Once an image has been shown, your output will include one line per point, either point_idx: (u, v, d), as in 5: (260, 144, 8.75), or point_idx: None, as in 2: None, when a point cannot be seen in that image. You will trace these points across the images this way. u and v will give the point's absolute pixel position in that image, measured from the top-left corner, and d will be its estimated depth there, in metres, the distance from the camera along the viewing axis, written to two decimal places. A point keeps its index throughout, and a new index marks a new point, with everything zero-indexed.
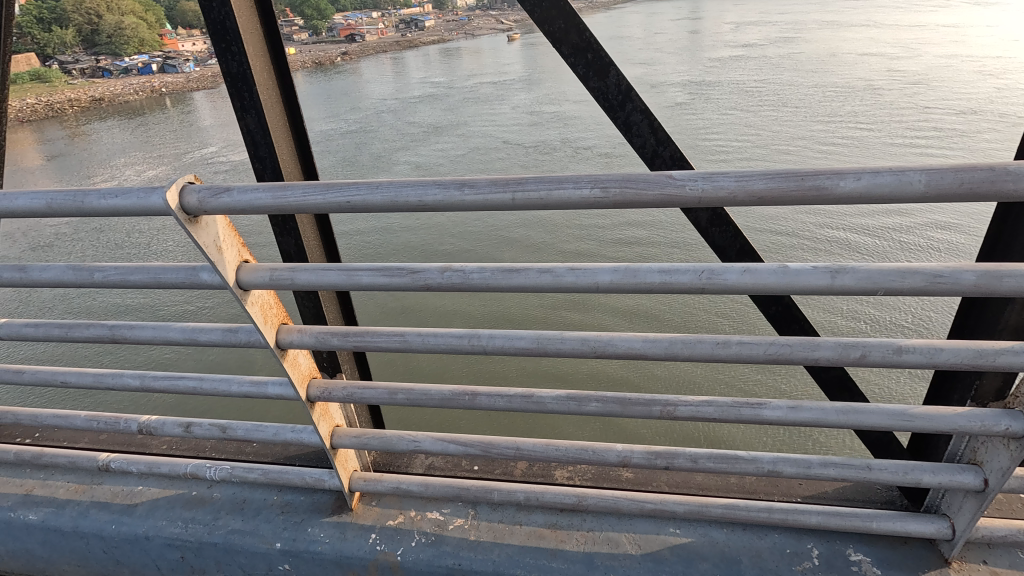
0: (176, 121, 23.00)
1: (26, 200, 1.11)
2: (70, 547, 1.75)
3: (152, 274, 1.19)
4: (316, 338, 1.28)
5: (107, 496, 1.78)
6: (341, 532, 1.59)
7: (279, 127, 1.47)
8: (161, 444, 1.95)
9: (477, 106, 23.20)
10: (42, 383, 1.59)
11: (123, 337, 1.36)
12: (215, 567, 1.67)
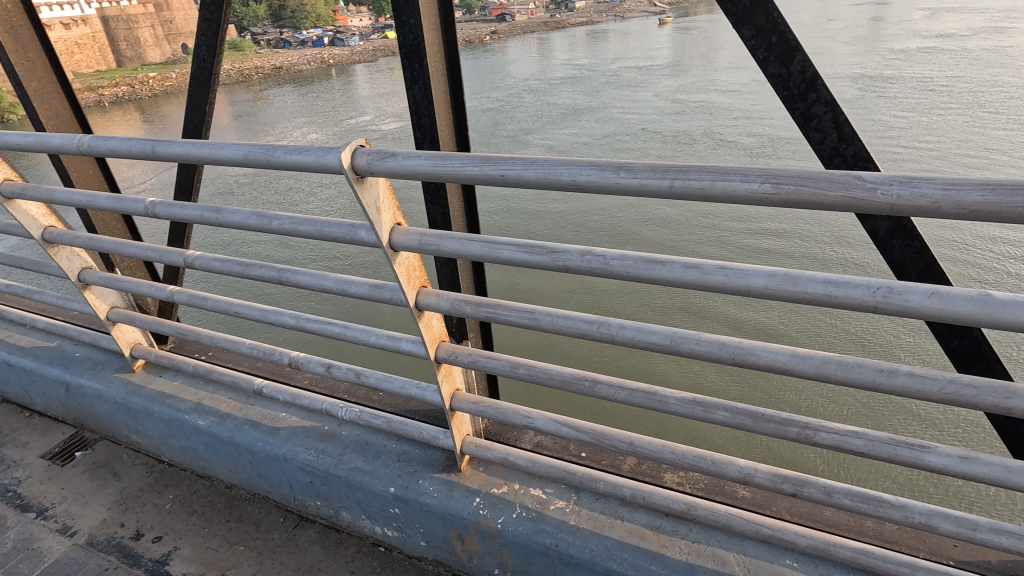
0: (339, 90, 25.19)
1: (229, 151, 1.28)
2: (226, 453, 2.03)
3: (318, 227, 1.31)
4: (451, 303, 1.34)
5: (258, 415, 2.04)
6: (448, 490, 1.68)
7: (441, 99, 1.54)
8: (303, 379, 2.19)
9: (618, 90, 22.68)
10: (219, 310, 1.84)
11: (288, 280, 1.53)
12: (337, 496, 1.86)
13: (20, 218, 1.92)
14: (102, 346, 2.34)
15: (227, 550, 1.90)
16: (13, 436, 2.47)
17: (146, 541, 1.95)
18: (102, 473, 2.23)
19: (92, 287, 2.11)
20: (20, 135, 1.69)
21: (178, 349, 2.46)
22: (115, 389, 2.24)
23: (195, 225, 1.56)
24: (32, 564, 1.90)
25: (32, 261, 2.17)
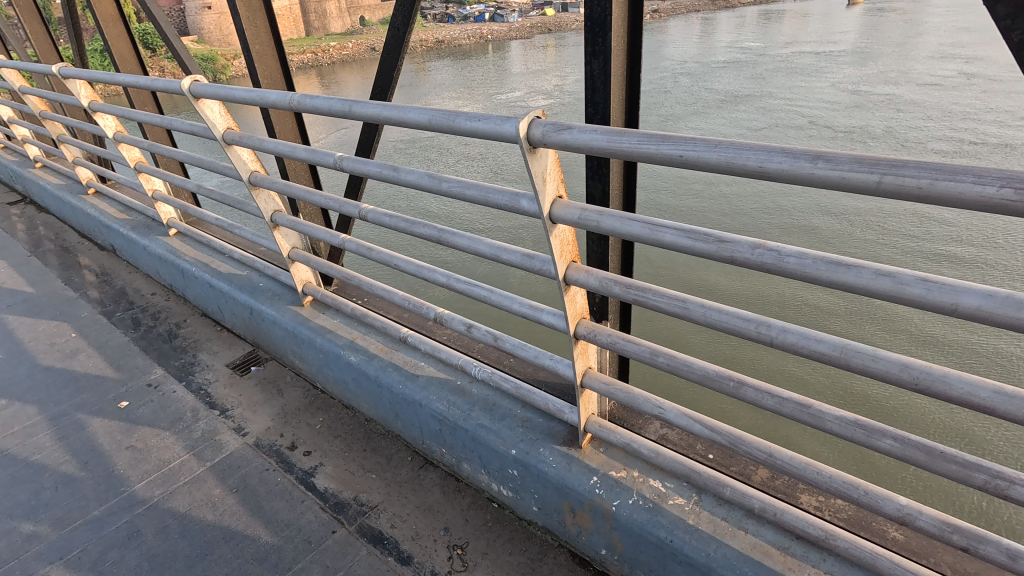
0: (494, 65, 25.94)
1: (414, 115, 1.39)
2: (370, 390, 2.25)
3: (483, 193, 1.38)
4: (599, 281, 1.34)
5: (400, 360, 2.22)
6: (567, 463, 1.71)
7: (618, 75, 1.53)
8: (443, 334, 2.34)
9: (787, 77, 20.77)
10: (381, 261, 2.02)
11: (447, 240, 1.63)
12: (461, 448, 1.98)
13: (234, 162, 2.25)
14: (281, 280, 2.69)
15: (362, 475, 2.13)
16: (207, 345, 2.95)
17: (299, 453, 2.24)
18: (270, 389, 2.59)
19: (280, 227, 2.42)
20: (244, 90, 1.97)
21: (339, 291, 2.76)
22: (287, 318, 2.57)
23: (373, 180, 1.72)
24: (213, 452, 2.28)
25: (237, 199, 2.55)
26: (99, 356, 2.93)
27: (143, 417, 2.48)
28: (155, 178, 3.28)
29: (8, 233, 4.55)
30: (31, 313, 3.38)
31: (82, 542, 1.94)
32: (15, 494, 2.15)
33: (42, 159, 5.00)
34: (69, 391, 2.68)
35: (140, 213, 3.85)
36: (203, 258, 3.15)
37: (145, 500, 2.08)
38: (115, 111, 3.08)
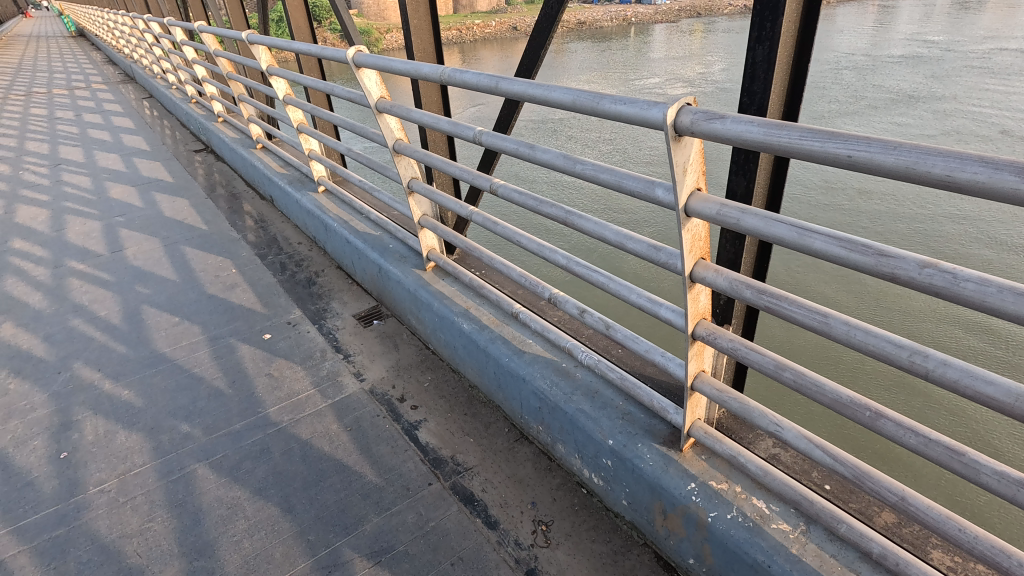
0: (634, 48, 25.16)
1: (560, 94, 1.41)
2: (478, 358, 2.34)
3: (618, 178, 1.36)
4: (729, 283, 1.27)
5: (510, 334, 2.28)
6: (665, 464, 1.66)
7: (783, 63, 1.42)
8: (553, 315, 2.37)
9: (977, 78, 17.94)
10: (504, 236, 2.07)
11: (574, 223, 1.64)
12: (558, 429, 2.00)
13: (382, 129, 2.41)
14: (410, 243, 2.87)
15: (461, 437, 2.23)
16: (339, 295, 3.24)
17: (407, 406, 2.40)
18: (388, 343, 2.80)
19: (415, 194, 2.57)
20: (401, 62, 2.09)
21: (460, 260, 2.88)
22: (410, 279, 2.73)
23: (509, 156, 1.76)
24: (334, 391, 2.51)
25: (381, 163, 2.73)
26: (252, 291, 3.33)
27: (281, 351, 2.79)
28: (313, 139, 3.62)
29: (192, 177, 5.28)
30: (203, 247, 3.91)
31: (224, 448, 2.24)
32: (178, 398, 2.52)
33: (224, 115, 5.72)
34: (226, 318, 3.08)
35: (296, 170, 4.28)
36: (344, 215, 3.45)
37: (276, 422, 2.35)
38: (287, 76, 3.43)
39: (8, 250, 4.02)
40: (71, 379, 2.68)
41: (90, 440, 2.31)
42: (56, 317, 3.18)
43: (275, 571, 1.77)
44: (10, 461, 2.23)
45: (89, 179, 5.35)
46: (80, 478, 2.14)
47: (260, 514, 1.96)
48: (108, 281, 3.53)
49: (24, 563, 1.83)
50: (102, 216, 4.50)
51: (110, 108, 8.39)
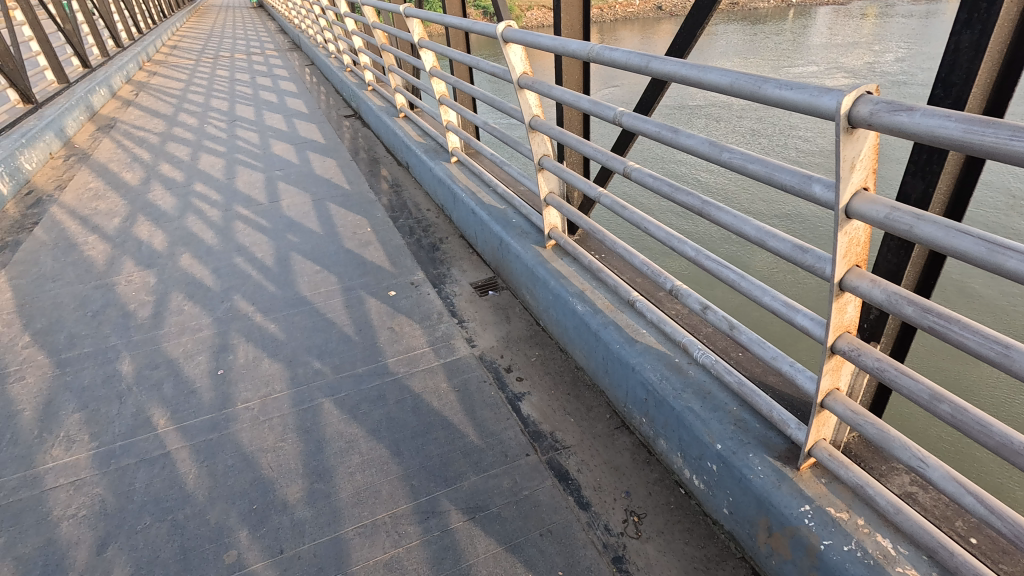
0: (793, 32, 22.95)
1: (717, 77, 1.36)
2: (587, 341, 2.33)
3: (770, 170, 1.29)
4: (887, 296, 1.15)
5: (624, 321, 2.24)
6: (778, 480, 1.56)
7: (996, 52, 1.24)
8: (671, 308, 2.29)
9: None
10: (631, 221, 2.02)
11: (710, 214, 1.57)
12: (663, 424, 1.95)
13: (521, 104, 2.44)
14: (533, 220, 2.90)
15: (562, 415, 2.25)
16: (460, 263, 3.38)
17: (513, 377, 2.47)
18: (501, 314, 2.88)
19: (544, 171, 2.58)
20: (549, 38, 2.10)
21: (581, 241, 2.87)
22: (529, 255, 2.78)
23: (649, 139, 1.72)
24: (447, 353, 2.64)
25: (514, 138, 2.78)
26: (382, 250, 3.59)
27: (403, 308, 2.99)
28: (452, 111, 3.77)
29: (341, 140, 5.75)
30: (344, 205, 4.26)
31: (347, 388, 2.46)
32: (313, 337, 2.80)
33: (373, 84, 6.14)
34: (358, 272, 3.35)
35: (433, 140, 4.50)
36: (473, 186, 3.57)
37: (392, 373, 2.54)
38: (435, 48, 3.58)
39: (192, 192, 4.67)
40: (231, 308, 3.09)
41: (241, 363, 2.66)
42: (223, 254, 3.66)
43: (380, 506, 1.93)
44: (181, 369, 2.63)
45: (257, 136, 6.02)
46: (231, 393, 2.47)
47: (372, 453, 2.13)
48: (266, 227, 3.98)
49: (185, 456, 2.17)
50: (265, 169, 5.06)
51: (278, 73, 9.34)
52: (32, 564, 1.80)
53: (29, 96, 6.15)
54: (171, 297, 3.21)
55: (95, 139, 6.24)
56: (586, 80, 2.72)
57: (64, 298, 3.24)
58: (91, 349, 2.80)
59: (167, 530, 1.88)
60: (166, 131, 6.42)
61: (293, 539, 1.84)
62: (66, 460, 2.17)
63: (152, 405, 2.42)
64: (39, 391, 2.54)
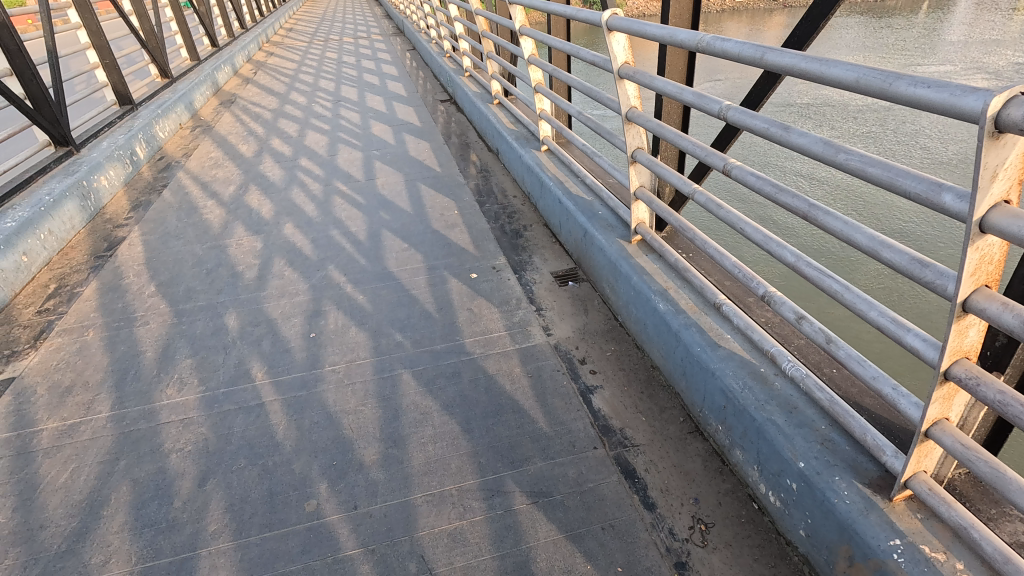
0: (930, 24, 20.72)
1: (842, 71, 1.28)
2: (667, 341, 2.27)
3: (892, 175, 1.20)
4: (1021, 322, 1.03)
5: (708, 323, 2.15)
6: (865, 508, 1.46)
7: None
8: (760, 315, 2.18)
9: None
10: (726, 220, 1.93)
11: (817, 218, 1.48)
12: (740, 434, 1.87)
13: (619, 95, 2.40)
14: (620, 213, 2.85)
15: (633, 413, 2.22)
16: (541, 252, 3.40)
17: (586, 369, 2.46)
18: (579, 306, 2.87)
19: (637, 164, 2.53)
20: (657, 27, 2.05)
21: (668, 239, 2.79)
22: (613, 248, 2.74)
23: (756, 136, 1.64)
24: (523, 338, 2.68)
25: (608, 129, 2.74)
26: (467, 233, 3.67)
27: (483, 291, 3.06)
28: (546, 99, 3.76)
29: (435, 124, 5.92)
30: (435, 187, 4.40)
31: (425, 362, 2.56)
32: (397, 311, 2.93)
33: (470, 71, 6.25)
34: (443, 252, 3.46)
35: (524, 127, 4.52)
36: (561, 176, 3.56)
37: (469, 352, 2.61)
38: (535, 36, 3.59)
39: (298, 166, 5.00)
40: (325, 277, 3.29)
41: (331, 329, 2.83)
42: (321, 225, 3.90)
43: (448, 478, 2.01)
44: (278, 329, 2.84)
45: (359, 117, 6.33)
46: (321, 356, 2.64)
47: (444, 427, 2.21)
48: (361, 203, 4.19)
49: (277, 408, 2.35)
50: (363, 148, 5.32)
51: (382, 57, 9.74)
52: (147, 486, 2.04)
53: (167, 71, 6.82)
54: (274, 262, 3.47)
55: (218, 113, 6.82)
56: (690, 72, 2.63)
57: (184, 255, 3.59)
58: (204, 303, 3.09)
59: (258, 473, 2.06)
60: (279, 109, 6.90)
61: (367, 497, 1.95)
62: (178, 399, 2.43)
63: (252, 359, 2.64)
64: (160, 335, 2.84)
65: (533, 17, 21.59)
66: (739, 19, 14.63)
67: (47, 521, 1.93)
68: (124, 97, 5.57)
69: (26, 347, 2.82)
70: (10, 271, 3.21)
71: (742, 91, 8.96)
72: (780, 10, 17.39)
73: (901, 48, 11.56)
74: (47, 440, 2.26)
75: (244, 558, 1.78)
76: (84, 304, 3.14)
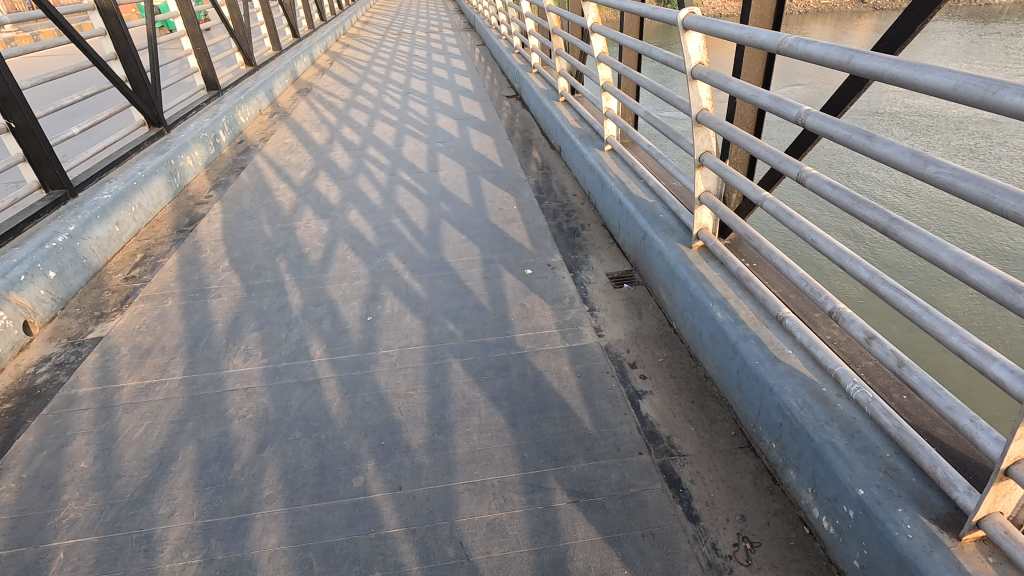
0: None
1: (938, 78, 1.21)
2: (723, 351, 2.20)
3: (987, 192, 1.12)
4: None
5: (768, 336, 2.07)
6: (930, 545, 1.37)
7: None
8: (826, 332, 2.08)
9: None
10: (796, 231, 1.85)
11: (899, 234, 1.40)
12: (796, 454, 1.79)
13: (690, 96, 2.34)
14: (682, 217, 2.78)
15: (682, 422, 2.17)
16: (598, 252, 3.37)
17: (636, 373, 2.42)
18: (633, 309, 2.83)
19: (704, 168, 2.46)
20: (736, 27, 1.98)
21: (731, 247, 2.70)
22: (672, 253, 2.68)
23: (837, 144, 1.56)
24: (574, 337, 2.67)
25: (676, 130, 2.68)
26: (525, 229, 3.68)
27: (537, 287, 3.06)
28: (614, 98, 3.72)
29: (500, 119, 5.96)
30: (495, 181, 4.44)
31: (475, 353, 2.60)
32: (451, 301, 2.99)
33: (538, 67, 6.24)
34: (500, 247, 3.49)
35: (589, 126, 4.48)
36: (623, 177, 3.51)
37: (519, 347, 2.62)
38: (607, 34, 3.54)
39: (365, 154, 5.17)
40: (384, 264, 3.39)
41: (387, 313, 2.92)
42: (384, 214, 4.02)
43: (491, 469, 2.03)
44: (338, 310, 2.96)
45: (426, 109, 6.47)
46: (376, 339, 2.73)
47: (490, 418, 2.24)
48: (423, 194, 4.29)
49: (332, 385, 2.45)
50: (429, 141, 5.43)
51: (452, 52, 9.89)
52: (211, 447, 2.18)
53: (251, 59, 7.19)
54: (338, 246, 3.60)
55: (295, 101, 7.14)
56: (768, 75, 2.52)
57: (256, 234, 3.79)
58: (272, 281, 3.26)
59: (311, 446, 2.16)
60: (351, 99, 7.14)
61: (411, 479, 2.00)
62: (243, 369, 2.57)
63: (312, 337, 2.76)
64: (230, 308, 3.02)
65: (606, 14, 21.29)
66: (825, 21, 13.84)
67: (122, 471, 2.10)
68: (211, 82, 5.92)
69: (113, 310, 3.06)
70: (104, 239, 3.49)
71: (822, 96, 8.49)
72: (873, 11, 16.32)
73: (1013, 54, 10.52)
74: (126, 397, 2.45)
75: (294, 525, 1.87)
76: (165, 274, 3.37)
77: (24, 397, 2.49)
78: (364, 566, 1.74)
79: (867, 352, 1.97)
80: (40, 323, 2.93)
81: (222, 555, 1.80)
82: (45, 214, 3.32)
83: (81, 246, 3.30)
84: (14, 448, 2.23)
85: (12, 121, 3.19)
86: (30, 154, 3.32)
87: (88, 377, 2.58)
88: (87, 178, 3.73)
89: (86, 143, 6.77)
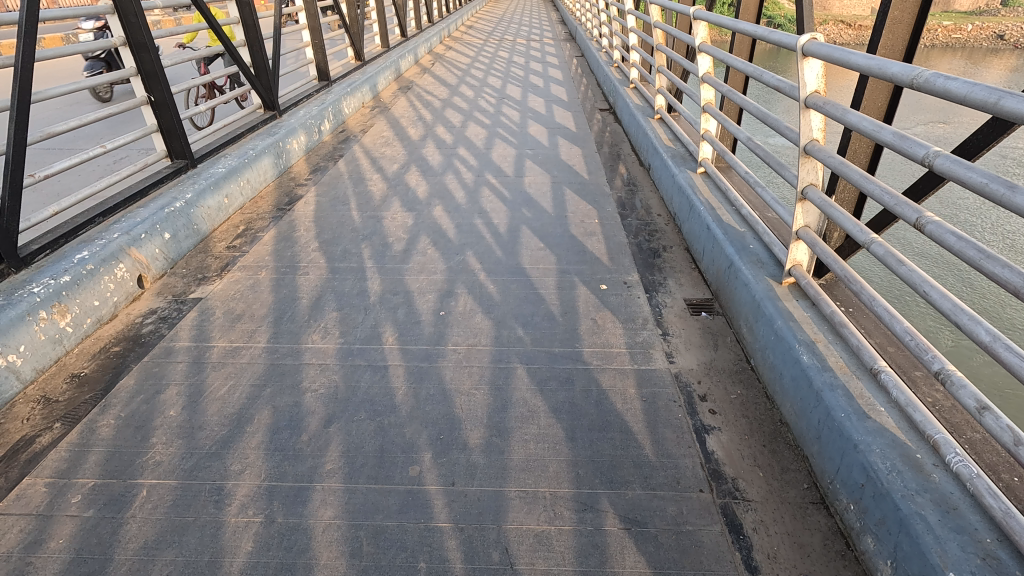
0: None
1: None
2: (806, 398, 2.06)
3: None
4: None
5: (857, 388, 1.91)
6: None
7: None
8: (927, 394, 1.91)
9: None
10: (906, 279, 1.69)
11: None
12: (877, 521, 1.65)
13: (801, 125, 2.21)
14: (775, 250, 2.64)
15: (750, 465, 2.05)
16: (677, 276, 3.27)
17: (705, 407, 2.32)
18: (708, 339, 2.73)
19: (806, 202, 2.32)
20: (864, 56, 1.85)
21: (827, 288, 2.53)
22: (759, 287, 2.54)
23: (969, 191, 1.42)
24: (643, 360, 2.60)
25: (779, 158, 2.54)
26: (604, 244, 3.64)
27: (610, 304, 3.01)
28: (713, 120, 3.60)
29: (591, 131, 5.94)
30: (579, 193, 4.41)
31: (541, 362, 2.59)
32: (523, 306, 3.00)
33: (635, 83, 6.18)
34: (578, 258, 3.46)
35: (682, 146, 4.36)
36: (714, 202, 3.38)
37: (586, 362, 2.59)
38: (715, 53, 3.42)
39: (455, 154, 5.31)
40: (462, 261, 3.46)
41: (459, 311, 2.97)
42: (468, 213, 4.10)
43: (544, 480, 2.01)
44: (413, 301, 3.04)
45: (519, 116, 6.55)
46: (446, 334, 2.79)
47: (549, 428, 2.22)
48: (507, 198, 4.34)
49: (399, 373, 2.53)
50: (518, 146, 5.50)
51: (550, 60, 9.98)
52: (284, 415, 2.30)
53: (360, 54, 7.58)
54: (419, 239, 3.72)
55: (395, 97, 7.45)
56: (890, 109, 2.36)
57: (346, 220, 3.98)
58: (356, 265, 3.41)
59: (374, 428, 2.23)
60: (448, 99, 7.38)
61: (465, 476, 2.02)
62: (321, 346, 2.71)
63: (387, 324, 2.86)
64: (315, 286, 3.19)
65: (712, 35, 20.82)
66: (956, 55, 12.79)
67: (205, 425, 2.26)
68: (321, 73, 6.30)
69: (214, 275, 3.31)
70: (213, 209, 3.79)
71: (947, 135, 7.76)
72: (1013, 50, 14.90)
73: None
74: (216, 356, 2.65)
75: (349, 502, 1.93)
76: (262, 247, 3.61)
77: (131, 343, 2.75)
78: (410, 554, 1.77)
79: (972, 423, 1.79)
80: (152, 279, 3.22)
81: (282, 519, 1.89)
82: (168, 180, 3.65)
83: (194, 214, 3.60)
84: (117, 388, 2.46)
85: (152, 95, 3.55)
86: (162, 124, 3.67)
87: (185, 334, 2.81)
88: (206, 153, 4.06)
89: (207, 120, 7.40)
